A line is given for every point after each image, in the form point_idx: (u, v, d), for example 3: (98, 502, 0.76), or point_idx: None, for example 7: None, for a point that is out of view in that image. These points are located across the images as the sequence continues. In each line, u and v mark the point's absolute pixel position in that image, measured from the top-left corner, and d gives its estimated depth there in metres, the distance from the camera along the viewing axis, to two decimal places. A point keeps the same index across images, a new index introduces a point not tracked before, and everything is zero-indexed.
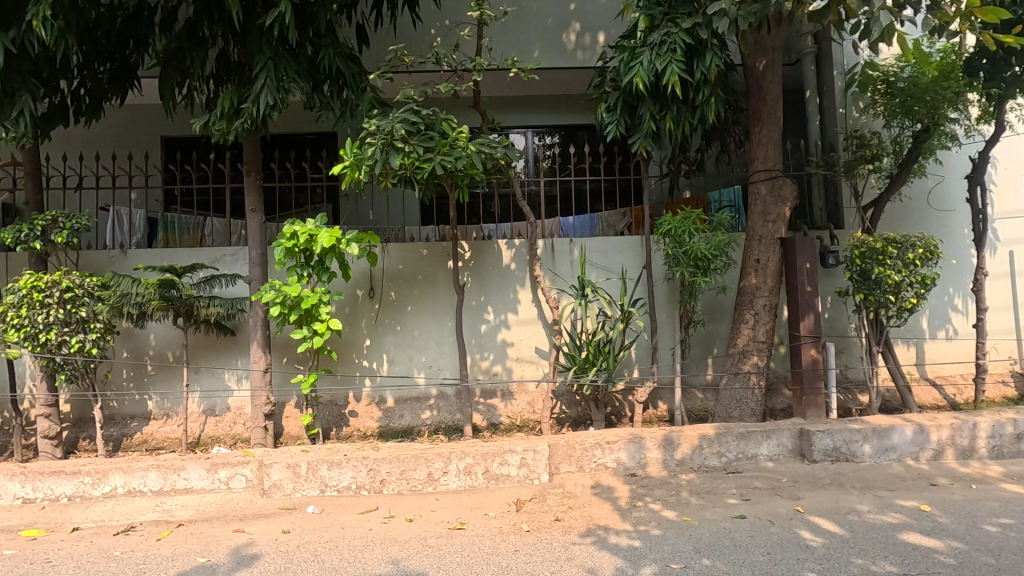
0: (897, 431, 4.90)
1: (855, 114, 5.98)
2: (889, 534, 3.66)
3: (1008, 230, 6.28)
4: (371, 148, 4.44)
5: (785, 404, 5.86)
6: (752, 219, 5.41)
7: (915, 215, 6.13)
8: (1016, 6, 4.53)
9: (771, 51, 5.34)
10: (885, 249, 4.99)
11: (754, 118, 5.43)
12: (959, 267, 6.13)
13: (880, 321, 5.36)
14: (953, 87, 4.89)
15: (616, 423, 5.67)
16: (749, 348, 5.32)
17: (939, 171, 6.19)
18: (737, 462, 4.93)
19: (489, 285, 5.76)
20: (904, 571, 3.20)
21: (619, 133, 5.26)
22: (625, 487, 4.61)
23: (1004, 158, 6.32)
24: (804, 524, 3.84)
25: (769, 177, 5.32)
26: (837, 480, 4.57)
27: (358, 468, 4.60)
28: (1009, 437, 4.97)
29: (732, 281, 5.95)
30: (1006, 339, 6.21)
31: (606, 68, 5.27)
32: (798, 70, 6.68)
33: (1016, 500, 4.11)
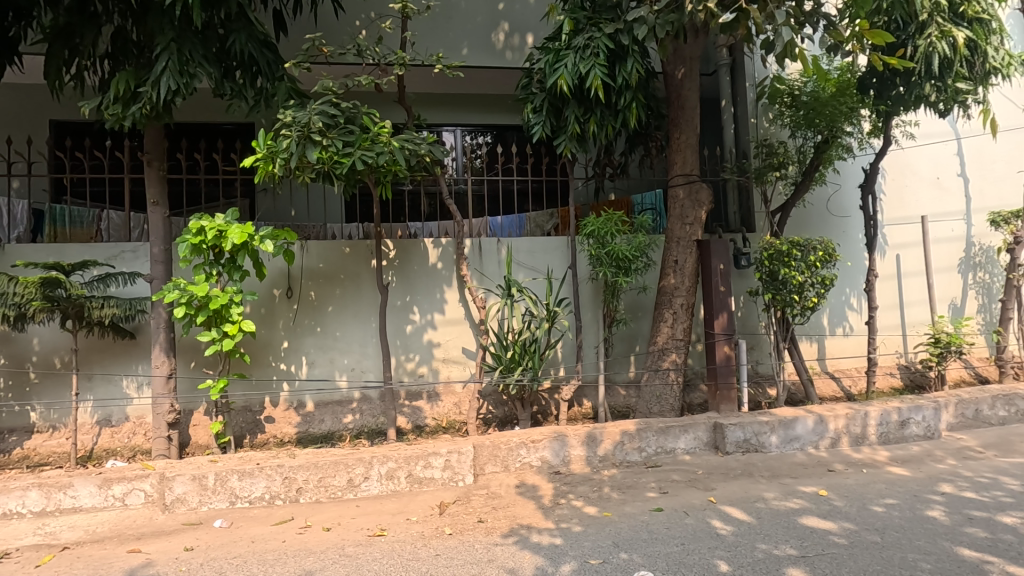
0: (800, 422, 5.24)
1: (765, 125, 6.36)
2: (791, 519, 3.90)
3: (896, 236, 6.87)
4: (286, 141, 4.22)
5: (702, 399, 6.14)
6: (671, 221, 5.62)
7: (816, 220, 6.60)
8: (900, 30, 4.98)
9: (688, 60, 5.56)
10: (790, 252, 5.32)
11: (673, 124, 5.65)
12: (854, 269, 6.66)
13: (786, 320, 5.72)
14: (848, 103, 5.29)
15: (542, 421, 5.71)
16: (668, 346, 5.52)
17: (837, 180, 6.69)
18: (656, 456, 5.10)
19: (415, 285, 5.65)
20: (802, 553, 3.41)
21: (545, 134, 5.31)
22: (549, 485, 4.65)
23: (892, 169, 6.92)
24: (716, 514, 4.02)
25: (687, 181, 5.54)
26: (747, 470, 4.83)
27: (272, 477, 4.36)
28: (895, 424, 5.45)
29: (653, 281, 6.17)
30: (893, 335, 6.82)
31: (533, 69, 5.30)
32: (714, 80, 7.01)
33: (899, 482, 4.50)
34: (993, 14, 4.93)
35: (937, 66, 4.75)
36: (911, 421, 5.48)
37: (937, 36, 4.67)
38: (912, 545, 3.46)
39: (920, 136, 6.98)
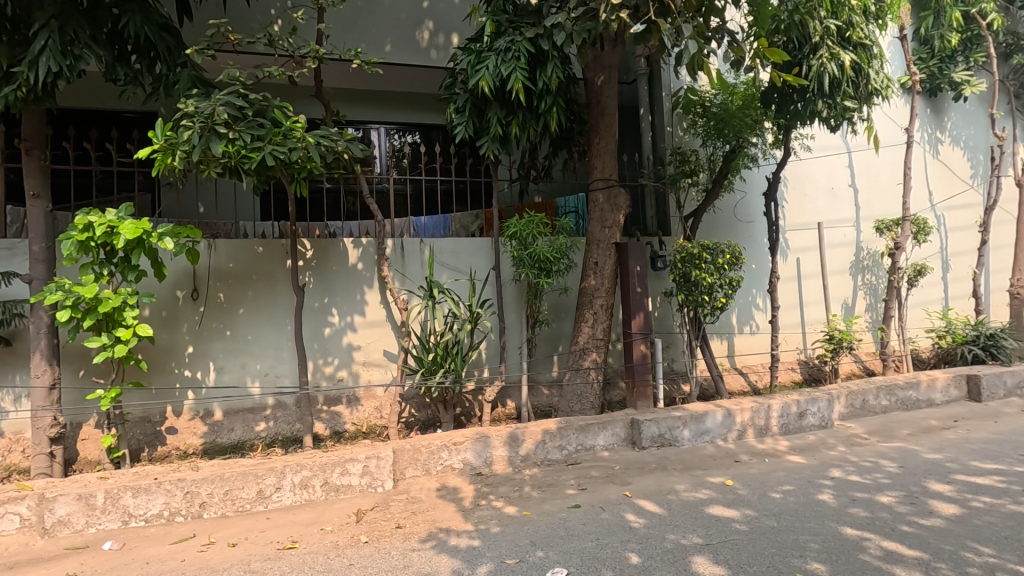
0: (710, 416, 5.54)
1: (679, 133, 6.66)
2: (699, 509, 4.10)
3: (797, 240, 7.40)
4: (187, 132, 3.94)
5: (621, 396, 6.36)
6: (591, 224, 5.77)
7: (726, 225, 7.00)
8: (796, 50, 5.38)
9: (608, 69, 5.72)
10: (700, 255, 5.60)
11: (593, 130, 5.81)
12: (759, 271, 7.13)
13: (698, 319, 6.03)
14: (753, 115, 5.64)
15: (465, 423, 5.69)
16: (589, 345, 5.67)
17: (743, 188, 7.12)
18: (576, 453, 5.22)
19: (334, 286, 5.46)
20: (706, 541, 3.59)
21: (468, 135, 5.29)
22: (470, 487, 4.63)
23: (793, 179, 7.43)
24: (630, 507, 4.16)
25: (607, 186, 5.71)
26: (661, 464, 5.03)
27: (171, 492, 4.07)
28: (794, 415, 5.87)
29: (574, 282, 6.32)
30: (793, 333, 7.34)
31: (456, 69, 5.27)
32: (633, 88, 7.25)
33: (796, 469, 4.85)
34: (873, 41, 5.44)
35: (827, 84, 5.20)
36: (808, 412, 5.92)
37: (827, 58, 5.11)
38: (804, 527, 3.73)
39: (817, 149, 7.56)
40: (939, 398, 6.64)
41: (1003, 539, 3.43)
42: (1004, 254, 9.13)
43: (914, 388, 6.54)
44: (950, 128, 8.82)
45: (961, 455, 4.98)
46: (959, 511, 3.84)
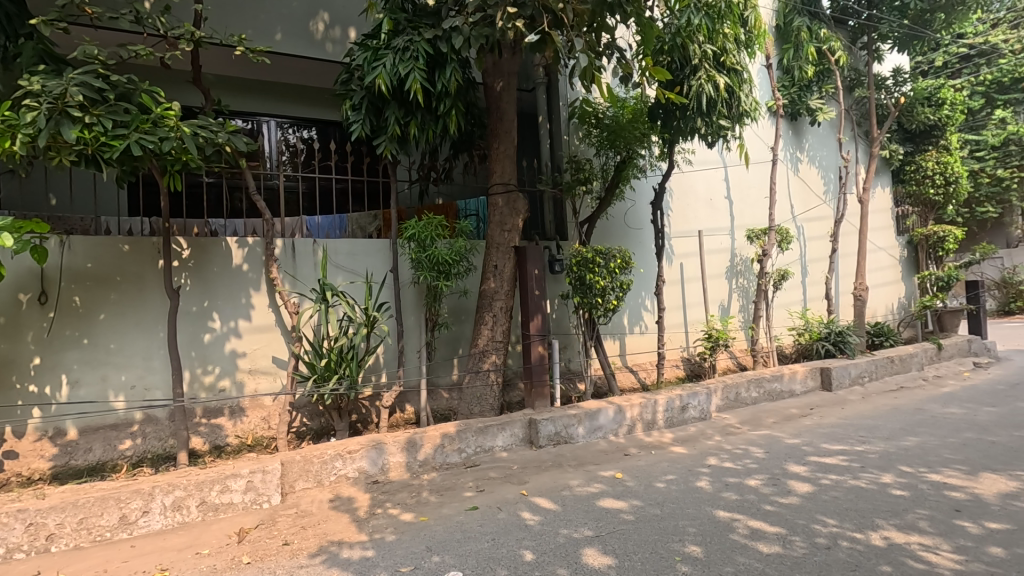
0: (602, 413, 5.81)
1: (575, 142, 6.95)
2: (591, 502, 4.28)
3: (681, 247, 7.99)
4: (30, 114, 3.44)
5: (520, 397, 6.49)
6: (491, 228, 5.84)
7: (618, 231, 7.40)
8: (678, 71, 5.82)
9: (506, 75, 5.82)
10: (595, 259, 5.86)
11: (493, 135, 5.88)
12: (647, 275, 7.62)
13: (592, 321, 6.31)
14: (641, 129, 6.03)
15: (362, 430, 5.52)
16: (488, 348, 5.73)
17: (633, 196, 7.57)
18: (475, 455, 5.24)
19: (215, 288, 5.04)
20: (596, 533, 3.75)
21: (364, 133, 5.14)
22: (365, 495, 4.49)
23: (678, 190, 8.01)
24: (526, 506, 4.24)
25: (506, 190, 5.79)
26: (557, 461, 5.19)
27: (9, 526, 3.54)
28: (678, 408, 6.32)
29: (474, 284, 6.36)
30: (678, 332, 7.91)
31: (352, 65, 5.09)
32: (532, 96, 7.44)
33: (678, 459, 5.22)
34: (744, 67, 6.00)
35: (706, 104, 5.67)
36: (690, 405, 6.40)
37: (704, 79, 5.57)
38: (684, 513, 4.01)
39: (698, 163, 8.22)
40: (799, 389, 7.46)
41: (845, 511, 3.91)
42: (849, 261, 10.49)
43: (778, 380, 7.30)
44: (807, 149, 9.97)
45: (815, 438, 5.63)
46: (812, 489, 4.34)
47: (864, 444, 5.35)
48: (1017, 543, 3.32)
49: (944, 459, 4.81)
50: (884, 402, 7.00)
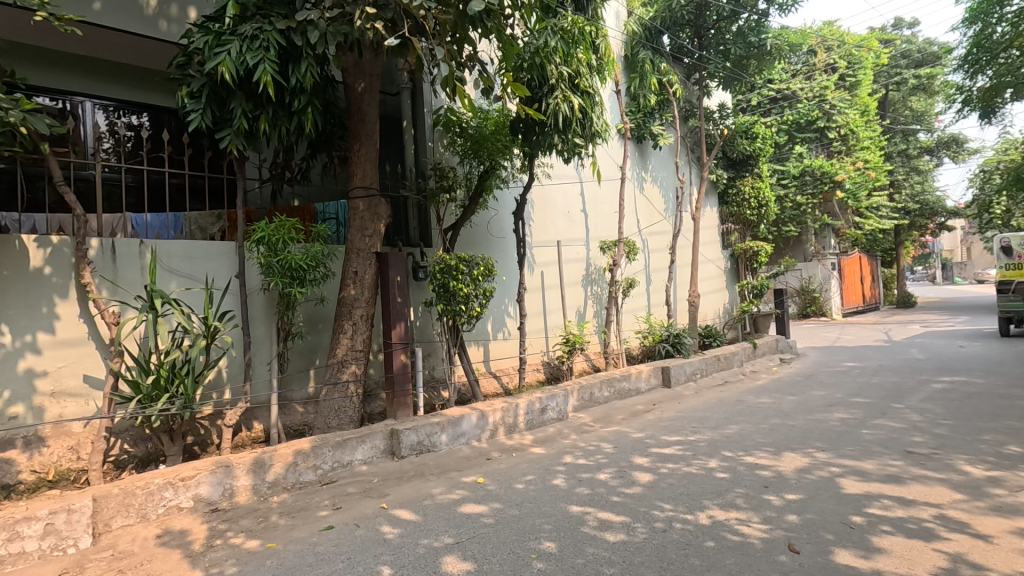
0: (465, 419, 5.87)
1: (439, 149, 6.96)
2: (453, 509, 4.28)
3: (541, 256, 8.38)
4: None
5: (382, 407, 6.32)
6: (351, 233, 5.61)
7: (481, 240, 7.55)
8: (537, 89, 6.14)
9: (368, 77, 5.66)
10: (458, 266, 5.90)
11: (353, 136, 5.67)
12: (509, 282, 7.89)
13: (456, 328, 6.35)
14: (503, 141, 6.23)
15: (199, 454, 4.96)
16: (347, 357, 5.49)
17: (496, 206, 7.78)
18: (332, 472, 4.97)
19: (4, 296, 4.20)
20: (456, 540, 3.76)
21: (204, 124, 4.65)
22: (202, 526, 4.03)
23: (539, 202, 8.39)
24: (385, 519, 4.12)
25: (367, 195, 5.61)
26: (419, 471, 5.12)
27: None
28: (537, 410, 6.60)
29: (332, 292, 6.08)
30: (538, 337, 8.28)
31: (190, 48, 4.58)
32: (396, 100, 7.33)
33: (536, 459, 5.43)
34: (595, 91, 6.47)
35: (562, 121, 6.03)
36: (548, 407, 6.72)
37: (560, 99, 5.93)
38: (541, 511, 4.19)
39: (556, 177, 8.69)
40: (645, 387, 8.20)
41: (679, 495, 4.37)
42: (685, 271, 11.79)
43: (627, 379, 7.96)
44: (650, 169, 11.06)
45: (656, 431, 6.22)
46: (652, 478, 4.78)
47: (696, 434, 6.04)
48: (807, 510, 3.96)
49: (756, 442, 5.60)
50: (712, 395, 7.96)
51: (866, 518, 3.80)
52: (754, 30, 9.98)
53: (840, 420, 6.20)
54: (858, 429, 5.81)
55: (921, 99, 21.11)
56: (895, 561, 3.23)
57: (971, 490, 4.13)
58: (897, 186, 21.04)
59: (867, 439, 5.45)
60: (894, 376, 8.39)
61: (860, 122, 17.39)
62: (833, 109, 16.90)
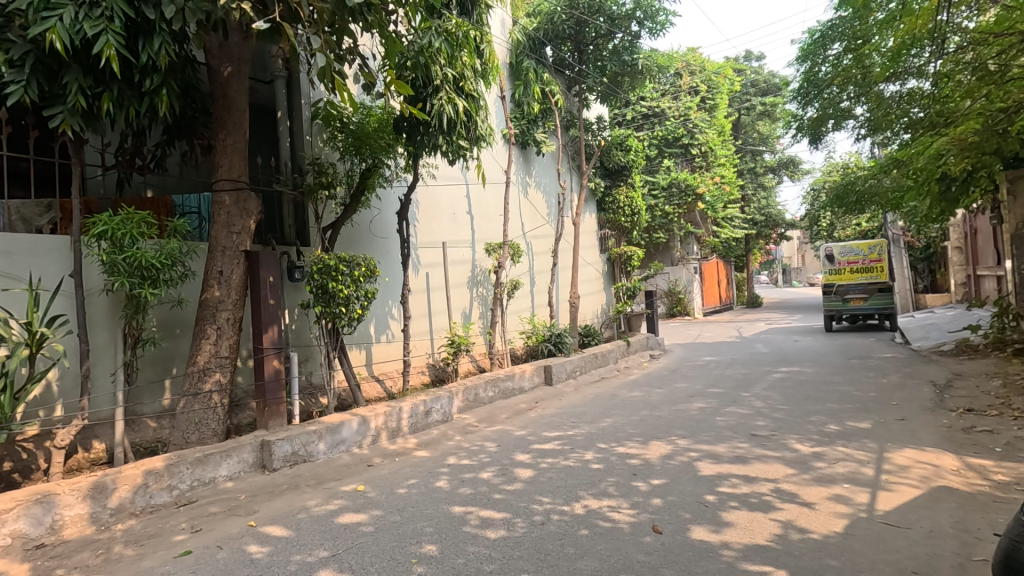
0: (344, 426, 5.65)
1: (318, 144, 6.64)
2: (329, 521, 4.09)
3: (426, 257, 8.31)
4: None
5: (251, 418, 5.87)
6: (216, 229, 5.15)
7: (363, 240, 7.32)
8: (422, 89, 6.11)
9: (236, 61, 5.24)
10: (338, 267, 5.65)
11: (218, 124, 5.21)
12: (392, 283, 7.74)
13: (335, 330, 6.09)
14: (386, 139, 6.09)
15: (21, 482, 4.26)
16: (210, 365, 5.03)
17: (379, 205, 7.59)
18: (191, 491, 4.52)
19: None
20: (333, 552, 3.59)
21: (29, 99, 4.00)
22: (22, 567, 3.45)
23: (424, 203, 8.33)
24: (253, 538, 3.82)
25: (234, 188, 5.19)
26: (293, 483, 4.83)
27: None
28: (421, 413, 6.53)
29: (193, 293, 5.54)
30: (423, 339, 8.20)
31: (9, 7, 3.92)
32: (269, 89, 6.87)
33: (420, 463, 5.37)
34: (480, 95, 6.55)
35: (447, 123, 6.05)
36: (433, 409, 6.69)
37: (445, 100, 5.95)
38: (423, 515, 4.14)
39: (441, 178, 8.67)
40: (528, 385, 8.44)
41: (557, 488, 4.55)
42: (566, 273, 12.34)
43: (511, 379, 8.15)
44: (534, 175, 11.45)
45: (537, 428, 6.44)
46: (532, 473, 4.94)
47: (574, 428, 6.35)
48: (669, 493, 4.33)
49: (627, 433, 6.01)
50: (590, 391, 8.41)
51: (717, 495, 4.25)
52: (627, 50, 10.70)
53: (699, 409, 6.86)
54: (713, 416, 6.47)
55: (766, 124, 24.01)
56: (740, 532, 3.64)
57: (800, 465, 4.79)
58: (747, 200, 23.75)
59: (719, 425, 6.09)
60: (743, 368, 9.47)
61: (717, 141, 19.41)
62: (695, 128, 18.68)
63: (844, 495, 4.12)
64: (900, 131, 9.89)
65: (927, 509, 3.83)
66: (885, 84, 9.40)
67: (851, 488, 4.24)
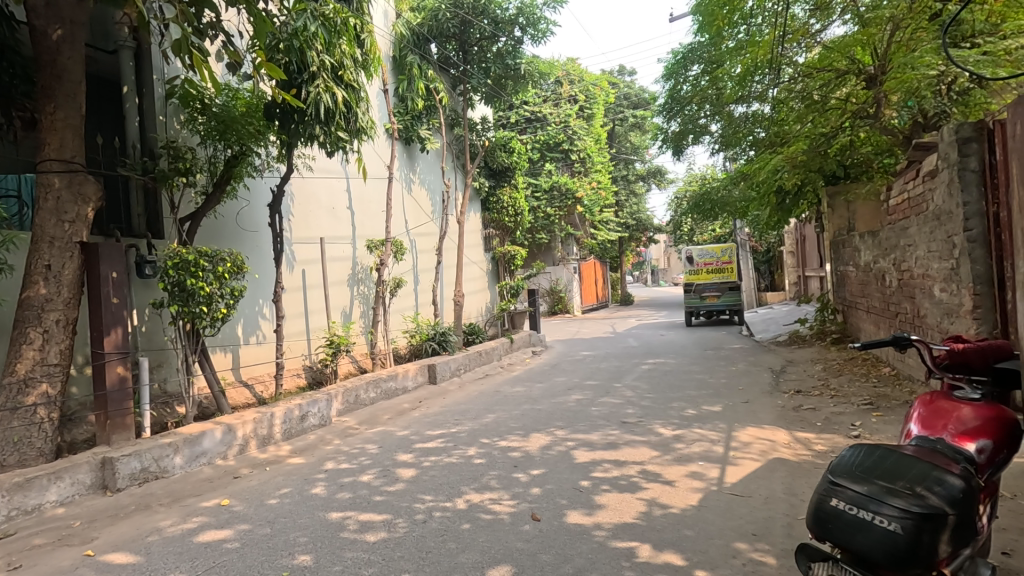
0: (206, 436, 5.16)
1: (175, 126, 6.02)
2: (186, 541, 3.71)
3: (301, 253, 7.87)
4: None
5: (90, 433, 5.15)
6: (41, 216, 4.44)
7: (228, 233, 6.73)
8: (296, 74, 5.79)
9: (68, 24, 4.57)
10: (198, 262, 5.13)
11: (44, 95, 4.50)
12: (263, 281, 7.21)
13: (195, 332, 5.55)
14: (255, 125, 5.67)
15: None
16: (34, 375, 4.33)
17: (247, 197, 7.03)
18: (8, 523, 3.86)
19: None
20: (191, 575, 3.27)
21: None
22: None
23: (299, 195, 7.88)
24: (90, 569, 3.35)
25: (66, 169, 4.50)
26: (142, 503, 4.31)
27: None
28: (296, 418, 6.16)
29: (10, 291, 4.74)
30: (298, 340, 7.73)
31: None
32: (113, 60, 6.09)
33: (294, 470, 5.06)
34: (360, 86, 6.35)
35: (323, 112, 5.81)
36: (309, 413, 6.34)
37: (322, 88, 5.72)
38: (296, 524, 3.91)
39: (318, 170, 8.25)
40: (411, 385, 8.32)
41: (439, 486, 4.54)
42: (450, 272, 12.35)
43: (394, 379, 7.98)
44: (418, 172, 11.33)
45: (420, 427, 6.36)
46: (414, 472, 4.88)
47: (457, 425, 6.37)
48: (548, 482, 4.52)
49: (509, 427, 6.17)
50: (474, 388, 8.50)
51: (591, 481, 4.50)
52: (510, 54, 10.92)
53: (576, 400, 7.23)
54: (588, 407, 6.86)
55: (637, 135, 25.88)
56: (610, 513, 3.89)
57: (663, 447, 5.24)
58: (620, 205, 25.44)
59: (594, 415, 6.47)
60: (616, 361, 10.15)
61: (594, 148, 20.53)
62: (574, 135, 19.57)
63: (699, 471, 4.58)
64: (746, 148, 11.21)
65: (764, 478, 4.39)
66: (735, 106, 10.61)
67: (705, 465, 4.72)
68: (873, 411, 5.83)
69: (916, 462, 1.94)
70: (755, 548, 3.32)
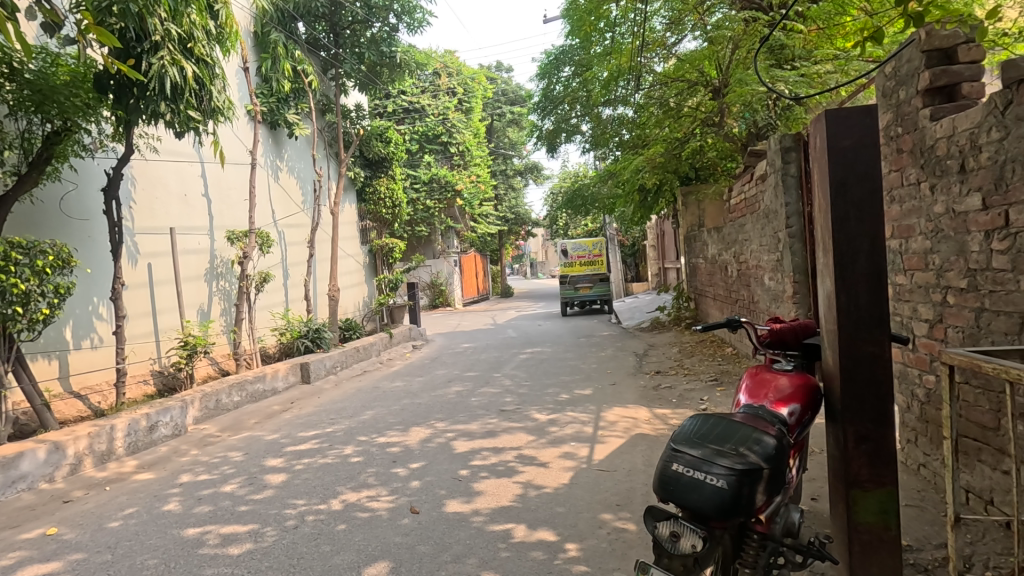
0: (25, 458, 4.45)
1: None
2: None
3: (146, 244, 7.01)
4: None
5: None
6: None
7: (51, 222, 5.81)
8: (135, 43, 5.14)
9: None
10: (10, 255, 4.37)
11: None
12: (96, 276, 6.33)
13: (8, 337, 4.75)
14: (82, 97, 4.97)
15: None
16: None
17: (74, 178, 6.12)
18: None
19: None
20: None
21: None
22: None
23: (142, 178, 7.01)
24: None
25: None
26: None
27: None
28: (143, 430, 5.51)
29: None
30: (145, 343, 6.90)
31: None
32: None
33: (142, 487, 4.53)
34: (214, 62, 5.82)
35: (170, 88, 5.26)
36: (159, 423, 5.71)
37: (168, 61, 5.16)
38: (144, 546, 3.51)
39: (164, 152, 7.38)
40: (281, 386, 7.82)
41: (312, 488, 4.34)
42: (324, 266, 11.77)
43: (261, 381, 7.44)
44: (286, 158, 10.63)
45: (292, 430, 6.02)
46: (284, 477, 4.62)
47: (332, 425, 6.12)
48: (427, 474, 4.52)
49: (388, 423, 6.06)
50: (351, 386, 8.21)
51: (470, 469, 4.59)
52: (385, 41, 10.65)
53: (457, 392, 7.30)
54: (468, 398, 6.96)
55: (514, 130, 26.47)
56: (488, 498, 4.00)
57: (538, 431, 5.49)
58: (500, 199, 25.93)
59: (473, 405, 6.58)
60: (495, 352, 10.40)
61: (473, 142, 20.64)
62: (452, 128, 19.43)
63: (570, 452, 4.87)
64: (613, 149, 11.99)
65: (627, 453, 4.79)
66: (603, 108, 11.32)
67: (576, 445, 5.02)
68: (717, 387, 6.59)
69: (741, 426, 2.25)
70: (618, 517, 3.62)
